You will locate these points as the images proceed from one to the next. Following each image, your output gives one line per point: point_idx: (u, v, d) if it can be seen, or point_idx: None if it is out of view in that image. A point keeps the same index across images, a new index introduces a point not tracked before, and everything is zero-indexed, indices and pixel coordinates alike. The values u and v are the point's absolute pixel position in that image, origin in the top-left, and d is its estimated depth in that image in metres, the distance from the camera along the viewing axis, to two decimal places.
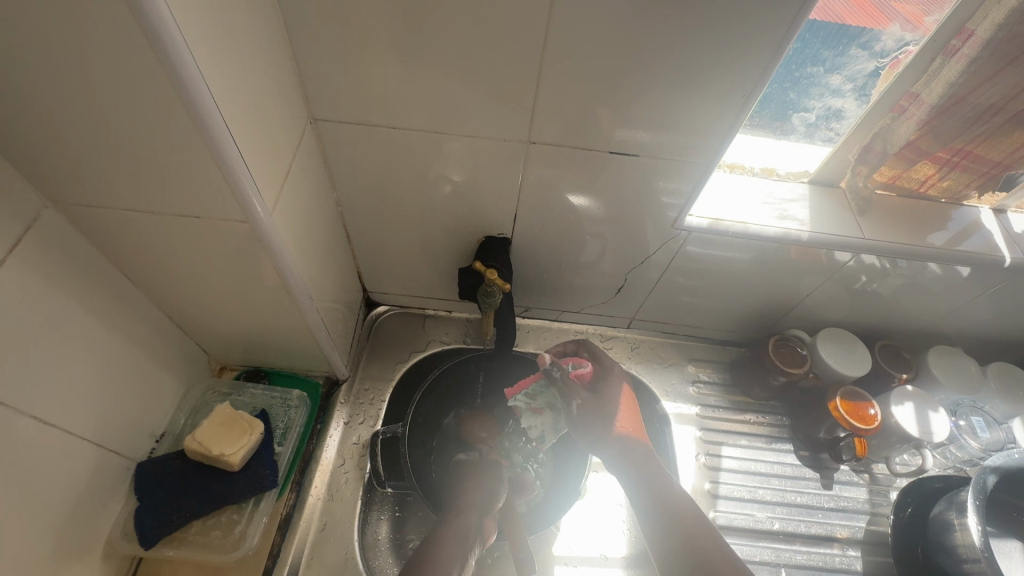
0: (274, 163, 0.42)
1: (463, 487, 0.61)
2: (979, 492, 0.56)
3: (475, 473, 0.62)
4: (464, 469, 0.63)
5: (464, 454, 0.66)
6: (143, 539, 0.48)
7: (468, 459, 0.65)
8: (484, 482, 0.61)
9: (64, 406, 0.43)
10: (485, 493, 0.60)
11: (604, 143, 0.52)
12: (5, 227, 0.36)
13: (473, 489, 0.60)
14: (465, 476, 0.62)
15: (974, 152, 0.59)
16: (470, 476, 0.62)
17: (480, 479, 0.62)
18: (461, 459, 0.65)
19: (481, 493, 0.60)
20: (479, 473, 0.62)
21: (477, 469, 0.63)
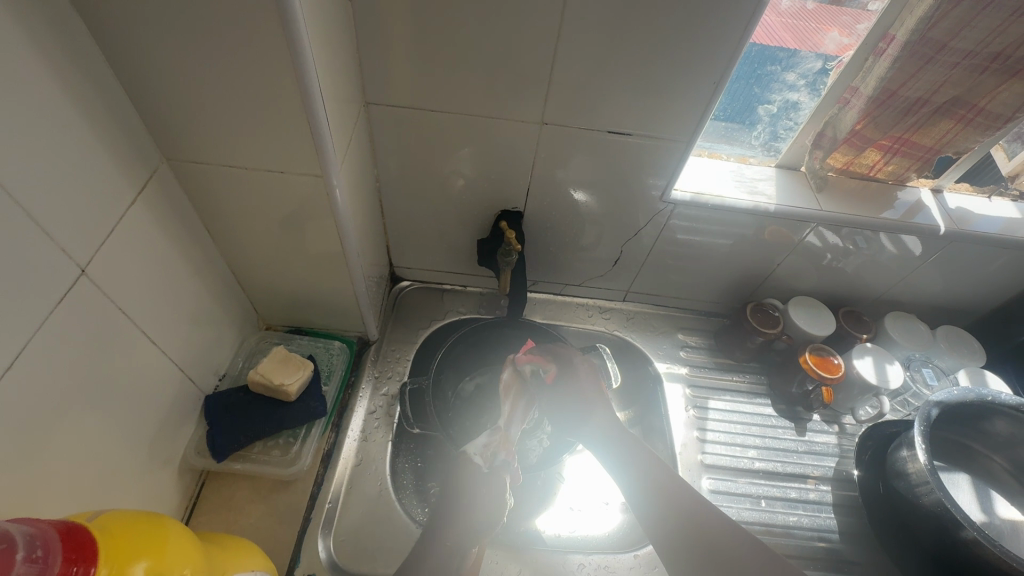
0: (341, 133, 0.52)
1: (460, 499, 0.59)
2: (923, 419, 0.65)
3: (476, 486, 0.60)
4: (471, 473, 0.62)
5: (475, 451, 0.65)
6: (215, 452, 0.57)
7: (478, 464, 0.63)
8: (485, 499, 0.60)
9: (160, 331, 0.52)
10: (477, 520, 0.58)
11: (606, 125, 0.62)
12: (136, 173, 0.45)
13: (466, 510, 0.58)
14: (467, 483, 0.61)
15: (909, 140, 0.70)
16: (468, 490, 0.60)
17: (480, 496, 0.60)
18: (470, 462, 0.63)
19: (471, 515, 0.58)
20: (482, 485, 0.61)
21: (481, 481, 0.61)
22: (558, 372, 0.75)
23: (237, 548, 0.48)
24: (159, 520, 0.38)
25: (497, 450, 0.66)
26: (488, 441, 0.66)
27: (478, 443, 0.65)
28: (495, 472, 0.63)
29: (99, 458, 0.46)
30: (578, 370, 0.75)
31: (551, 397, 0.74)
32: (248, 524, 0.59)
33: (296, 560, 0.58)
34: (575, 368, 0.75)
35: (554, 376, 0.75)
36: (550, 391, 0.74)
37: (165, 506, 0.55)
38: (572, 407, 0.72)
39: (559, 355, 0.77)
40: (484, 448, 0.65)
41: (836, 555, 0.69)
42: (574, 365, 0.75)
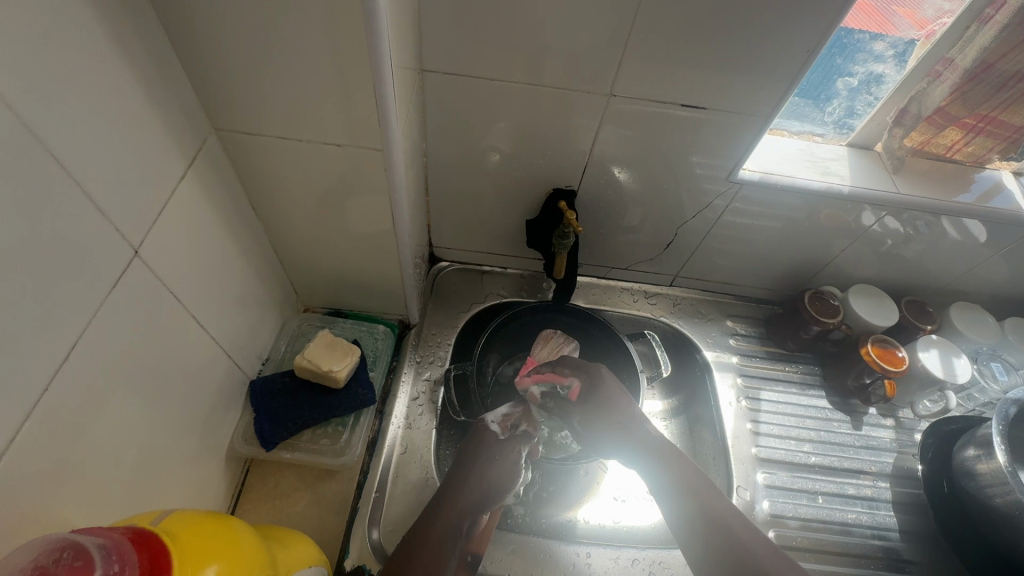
0: (402, 103, 0.47)
1: (474, 465, 0.60)
2: (1001, 418, 0.61)
3: (489, 454, 0.61)
4: (486, 439, 0.62)
5: (493, 418, 0.65)
6: (265, 442, 0.55)
7: (493, 431, 0.63)
8: (494, 467, 0.60)
9: (208, 314, 0.49)
10: (486, 489, 0.59)
11: (679, 97, 0.57)
12: (187, 144, 0.42)
13: (477, 475, 0.59)
14: (480, 450, 0.61)
15: (998, 118, 0.65)
16: (478, 459, 0.60)
17: (492, 465, 0.60)
18: (487, 429, 0.63)
19: (481, 481, 0.59)
20: (495, 455, 0.61)
21: (495, 447, 0.62)
22: (580, 388, 0.67)
23: (291, 541, 0.47)
24: (226, 519, 0.35)
25: (518, 421, 0.66)
26: (509, 411, 0.66)
27: (498, 411, 0.66)
28: (513, 440, 0.64)
29: (152, 450, 0.43)
30: (607, 387, 0.66)
31: (581, 418, 0.66)
32: (295, 513, 0.58)
33: (345, 551, 0.57)
34: (601, 386, 0.67)
35: (580, 411, 0.67)
36: (578, 411, 0.67)
37: (213, 496, 0.53)
38: (606, 441, 0.65)
39: (582, 370, 0.68)
40: (504, 416, 0.65)
41: (895, 554, 0.66)
42: (597, 390, 0.66)
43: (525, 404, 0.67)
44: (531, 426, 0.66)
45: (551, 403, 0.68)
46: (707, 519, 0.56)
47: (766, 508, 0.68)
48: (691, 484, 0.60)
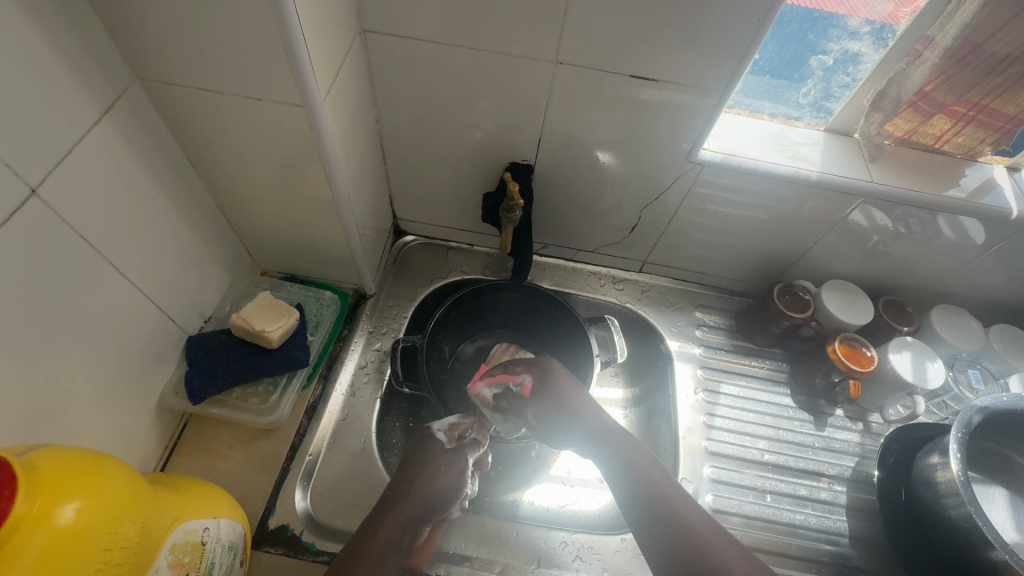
0: (327, 59, 0.47)
1: (418, 476, 0.56)
2: (962, 426, 0.58)
3: (435, 464, 0.58)
4: (431, 449, 0.59)
5: (439, 427, 0.62)
6: (192, 395, 0.55)
7: (439, 440, 0.60)
8: (439, 474, 0.58)
9: (132, 265, 0.50)
10: (433, 497, 0.56)
11: (628, 67, 0.54)
12: (101, 91, 0.42)
13: (421, 487, 0.56)
14: (426, 459, 0.58)
15: (989, 107, 0.60)
16: (423, 469, 0.57)
17: (438, 475, 0.57)
18: (432, 438, 0.60)
19: (427, 491, 0.56)
20: (442, 463, 0.58)
21: (441, 458, 0.59)
22: (535, 381, 0.64)
23: (206, 495, 0.48)
24: (94, 459, 0.36)
25: (467, 430, 0.64)
26: (457, 421, 0.64)
27: (445, 420, 0.63)
28: (459, 449, 0.61)
29: (62, 391, 0.44)
30: (561, 380, 0.63)
31: (536, 412, 0.63)
32: (226, 469, 0.59)
33: (271, 509, 0.57)
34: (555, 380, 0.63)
35: (535, 406, 0.62)
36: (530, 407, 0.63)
37: (141, 444, 0.55)
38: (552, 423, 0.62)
39: (535, 364, 0.64)
40: (451, 425, 0.63)
41: (843, 560, 0.64)
42: (552, 400, 0.62)
43: (472, 417, 0.65)
44: (480, 433, 0.64)
45: (506, 405, 0.64)
46: (678, 536, 0.50)
47: (708, 501, 0.66)
48: (658, 485, 0.53)
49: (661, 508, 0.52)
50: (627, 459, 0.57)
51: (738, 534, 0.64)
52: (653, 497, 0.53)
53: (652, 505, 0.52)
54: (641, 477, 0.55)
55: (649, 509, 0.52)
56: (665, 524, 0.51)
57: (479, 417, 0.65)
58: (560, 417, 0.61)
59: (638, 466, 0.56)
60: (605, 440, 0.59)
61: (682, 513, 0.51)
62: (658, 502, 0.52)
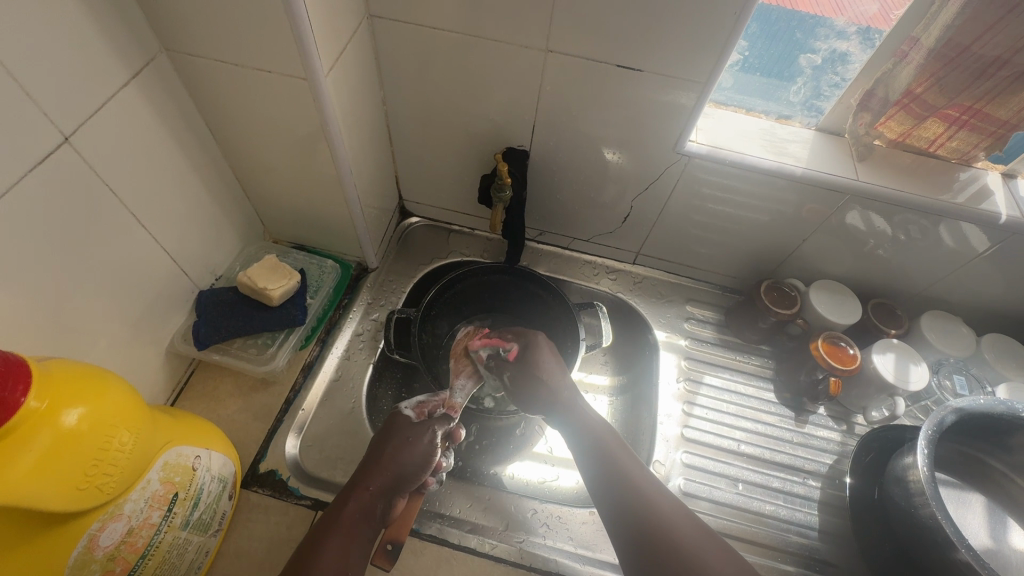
0: (332, 38, 0.51)
1: (388, 447, 0.58)
2: (934, 425, 0.58)
3: (404, 439, 0.59)
4: (399, 423, 0.62)
5: (408, 405, 0.65)
6: (198, 342, 0.60)
7: (405, 417, 0.63)
8: (407, 445, 0.59)
9: (151, 218, 0.55)
10: (402, 469, 0.57)
11: (615, 58, 0.57)
12: (131, 58, 0.47)
13: (390, 459, 0.57)
14: (395, 434, 0.60)
15: (982, 111, 0.60)
16: (393, 442, 0.59)
17: (407, 448, 0.59)
18: (399, 415, 0.63)
19: (396, 465, 0.57)
20: (411, 436, 0.60)
21: (410, 432, 0.60)
22: (521, 352, 0.69)
23: (201, 430, 0.52)
24: (99, 372, 0.40)
25: (436, 407, 0.66)
26: (425, 398, 0.66)
27: (415, 399, 0.66)
28: (427, 422, 0.62)
29: (81, 323, 0.49)
30: (542, 351, 0.68)
31: (512, 378, 0.68)
32: (225, 415, 0.63)
33: (262, 455, 0.62)
34: (533, 360, 0.67)
35: (512, 370, 0.68)
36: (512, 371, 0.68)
37: (150, 384, 0.60)
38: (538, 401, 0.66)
39: (522, 335, 0.70)
40: (421, 405, 0.66)
41: (810, 552, 0.64)
42: (532, 368, 0.67)
43: (442, 396, 0.67)
44: (451, 405, 0.66)
45: (495, 365, 0.70)
46: (643, 518, 0.52)
47: (679, 484, 0.68)
48: (629, 472, 0.56)
49: (631, 491, 0.54)
50: (598, 446, 0.60)
51: (706, 518, 0.66)
52: (622, 483, 0.55)
53: (621, 489, 0.55)
54: (613, 465, 0.57)
55: (619, 490, 0.55)
56: (632, 503, 0.53)
57: (451, 396, 0.67)
58: (536, 387, 0.66)
59: (612, 453, 0.59)
60: (580, 416, 0.64)
61: (651, 496, 0.54)
62: (627, 488, 0.55)
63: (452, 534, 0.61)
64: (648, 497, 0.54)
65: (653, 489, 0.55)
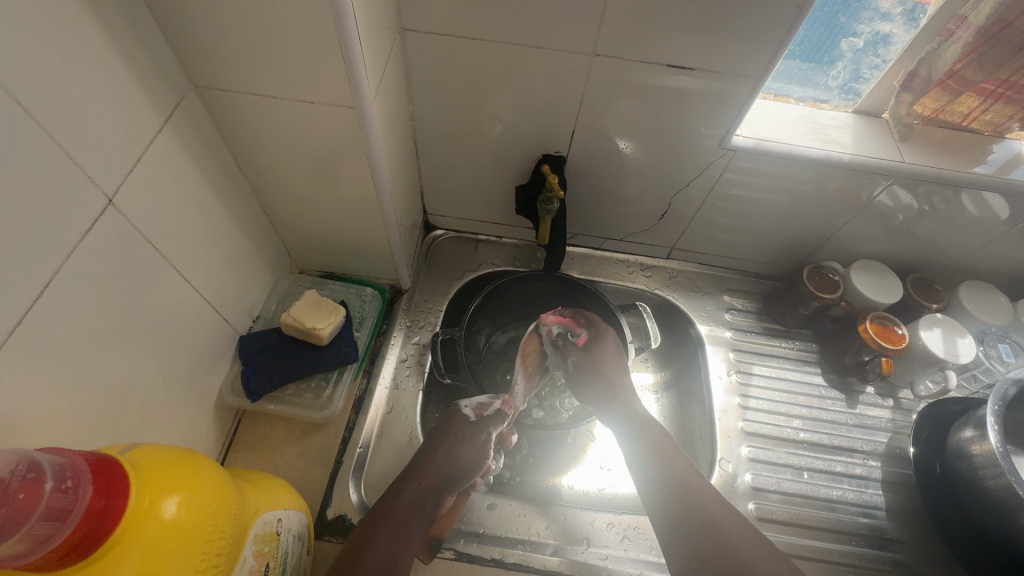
0: (375, 61, 0.48)
1: (444, 447, 0.59)
2: (999, 398, 0.60)
3: (456, 438, 0.60)
4: (457, 424, 0.61)
5: (467, 404, 0.64)
6: (250, 393, 0.58)
7: (463, 416, 0.62)
8: (462, 447, 0.60)
9: (191, 267, 0.51)
10: (452, 469, 0.58)
11: (662, 57, 0.55)
12: (163, 100, 0.43)
13: (441, 458, 0.58)
14: (449, 433, 0.61)
15: (1019, 84, 0.60)
16: (445, 442, 0.60)
17: (459, 447, 0.59)
18: (458, 414, 0.63)
19: (445, 463, 0.58)
20: (463, 435, 0.60)
21: (462, 432, 0.61)
22: (589, 340, 0.68)
23: (274, 487, 0.49)
24: (185, 454, 0.37)
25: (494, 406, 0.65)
26: (486, 399, 0.64)
27: (475, 398, 0.64)
28: (484, 423, 0.62)
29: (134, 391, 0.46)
30: (609, 347, 0.67)
31: (575, 363, 0.68)
32: (282, 463, 0.61)
33: (328, 500, 0.59)
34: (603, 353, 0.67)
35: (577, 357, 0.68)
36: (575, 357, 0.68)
37: (202, 441, 0.57)
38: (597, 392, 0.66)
39: (593, 324, 0.68)
40: (479, 404, 0.64)
41: (880, 532, 0.65)
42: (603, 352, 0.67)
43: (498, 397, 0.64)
44: (508, 403, 0.64)
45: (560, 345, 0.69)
46: (698, 517, 0.52)
47: (748, 480, 0.68)
48: (682, 476, 0.56)
49: (682, 491, 0.54)
50: (654, 447, 0.60)
51: (778, 510, 0.66)
52: (677, 482, 0.55)
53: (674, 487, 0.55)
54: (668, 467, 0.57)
55: (672, 488, 0.55)
56: (684, 506, 0.53)
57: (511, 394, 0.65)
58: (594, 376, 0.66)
59: (663, 452, 0.59)
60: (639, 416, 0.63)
61: (700, 496, 0.54)
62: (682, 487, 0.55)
63: (534, 559, 0.60)
64: (698, 497, 0.54)
65: (705, 490, 0.54)
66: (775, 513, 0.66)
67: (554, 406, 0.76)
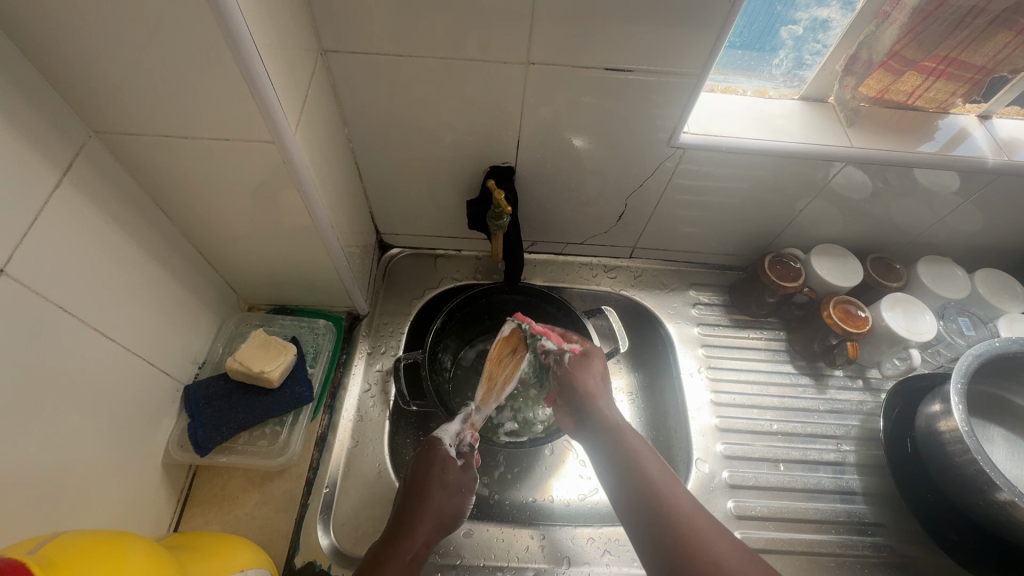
0: (289, 88, 0.45)
1: (439, 483, 0.54)
2: (962, 374, 0.59)
3: (449, 485, 0.55)
4: (444, 459, 0.57)
5: (446, 439, 0.59)
6: (200, 448, 0.56)
7: (449, 453, 0.57)
8: (454, 492, 0.55)
9: (117, 322, 0.48)
10: (449, 516, 0.53)
11: (596, 61, 0.54)
12: (57, 153, 0.40)
13: (439, 506, 0.53)
14: (440, 474, 0.55)
15: (958, 59, 0.61)
16: (441, 485, 0.54)
17: (452, 493, 0.54)
18: (443, 453, 0.57)
19: (445, 511, 0.53)
20: (453, 481, 0.55)
21: (452, 476, 0.56)
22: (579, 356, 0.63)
23: (228, 549, 0.47)
24: (107, 541, 0.34)
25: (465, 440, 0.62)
26: (460, 430, 0.62)
27: (451, 430, 0.61)
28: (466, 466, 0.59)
29: (64, 463, 0.43)
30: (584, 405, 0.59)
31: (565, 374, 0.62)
32: (243, 514, 0.58)
33: (295, 548, 0.57)
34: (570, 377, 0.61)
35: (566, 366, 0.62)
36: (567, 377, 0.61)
37: (152, 502, 0.54)
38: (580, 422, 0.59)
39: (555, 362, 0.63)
40: (456, 438, 0.61)
41: (858, 517, 0.65)
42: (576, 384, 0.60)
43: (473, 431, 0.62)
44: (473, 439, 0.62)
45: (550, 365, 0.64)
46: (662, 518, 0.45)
47: (725, 478, 0.67)
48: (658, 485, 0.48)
49: (640, 494, 0.48)
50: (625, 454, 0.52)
51: (757, 506, 0.66)
52: (645, 492, 0.48)
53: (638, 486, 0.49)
54: (631, 461, 0.51)
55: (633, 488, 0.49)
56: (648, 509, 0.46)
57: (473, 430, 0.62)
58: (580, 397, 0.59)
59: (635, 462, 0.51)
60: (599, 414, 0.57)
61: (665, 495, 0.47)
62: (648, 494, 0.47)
63: None
64: (658, 496, 0.47)
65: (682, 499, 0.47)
66: (755, 509, 0.66)
67: (529, 419, 0.73)
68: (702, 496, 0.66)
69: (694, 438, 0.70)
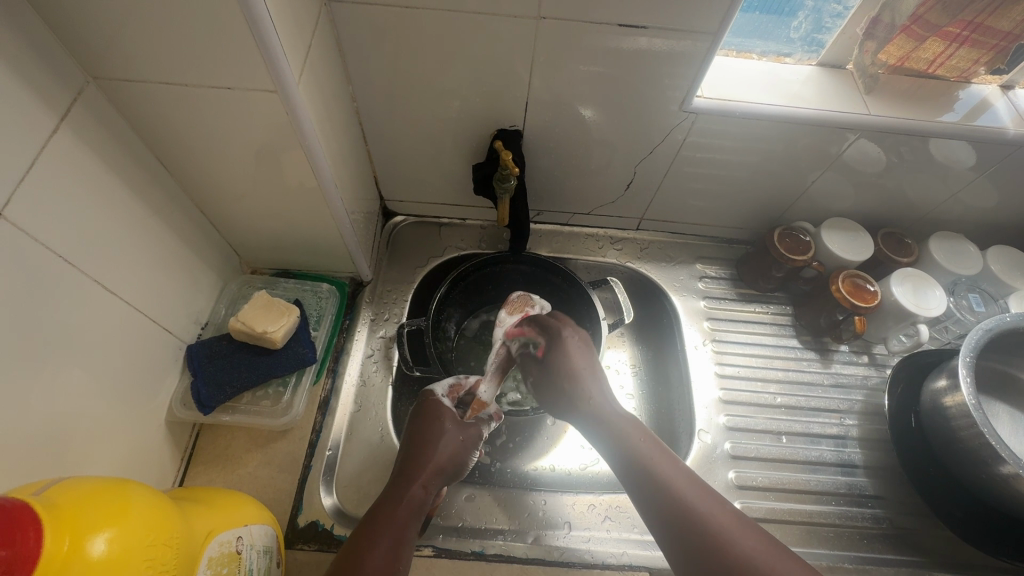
0: (291, 35, 0.43)
1: (435, 432, 0.56)
2: (971, 348, 0.58)
3: (449, 434, 0.56)
4: (442, 411, 0.58)
5: (442, 391, 0.61)
6: (204, 407, 0.56)
7: (446, 406, 0.59)
8: (451, 441, 0.56)
9: (119, 277, 0.48)
10: (449, 462, 0.55)
11: (610, 17, 0.52)
12: (56, 97, 0.39)
13: (436, 454, 0.54)
14: (439, 427, 0.56)
15: (983, 25, 0.59)
16: (440, 436, 0.55)
17: (451, 441, 0.56)
18: (440, 405, 0.59)
19: (444, 457, 0.54)
20: (455, 431, 0.57)
21: (453, 427, 0.57)
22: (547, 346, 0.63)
23: (232, 503, 0.47)
24: (112, 486, 0.34)
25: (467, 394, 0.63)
26: (457, 381, 0.62)
27: (445, 382, 0.62)
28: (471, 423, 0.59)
29: (68, 414, 0.43)
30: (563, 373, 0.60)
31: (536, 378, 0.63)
32: (246, 474, 0.58)
33: (298, 507, 0.57)
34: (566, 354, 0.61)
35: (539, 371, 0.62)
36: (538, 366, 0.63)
37: (156, 459, 0.54)
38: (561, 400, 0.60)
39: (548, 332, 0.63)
40: (451, 389, 0.62)
41: (859, 490, 0.66)
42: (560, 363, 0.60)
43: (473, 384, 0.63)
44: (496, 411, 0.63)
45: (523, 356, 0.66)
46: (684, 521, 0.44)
47: (727, 449, 0.67)
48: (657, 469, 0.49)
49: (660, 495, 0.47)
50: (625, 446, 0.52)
51: (758, 477, 0.66)
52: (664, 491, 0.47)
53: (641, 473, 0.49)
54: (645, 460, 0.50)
55: (642, 479, 0.49)
56: (680, 519, 0.45)
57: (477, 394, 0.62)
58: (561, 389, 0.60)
59: (646, 459, 0.50)
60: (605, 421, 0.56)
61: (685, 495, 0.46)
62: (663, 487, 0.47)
63: (517, 548, 0.59)
64: (691, 507, 0.45)
65: (691, 486, 0.47)
66: (755, 479, 0.66)
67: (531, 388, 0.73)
68: (703, 467, 0.66)
69: (700, 411, 0.70)
